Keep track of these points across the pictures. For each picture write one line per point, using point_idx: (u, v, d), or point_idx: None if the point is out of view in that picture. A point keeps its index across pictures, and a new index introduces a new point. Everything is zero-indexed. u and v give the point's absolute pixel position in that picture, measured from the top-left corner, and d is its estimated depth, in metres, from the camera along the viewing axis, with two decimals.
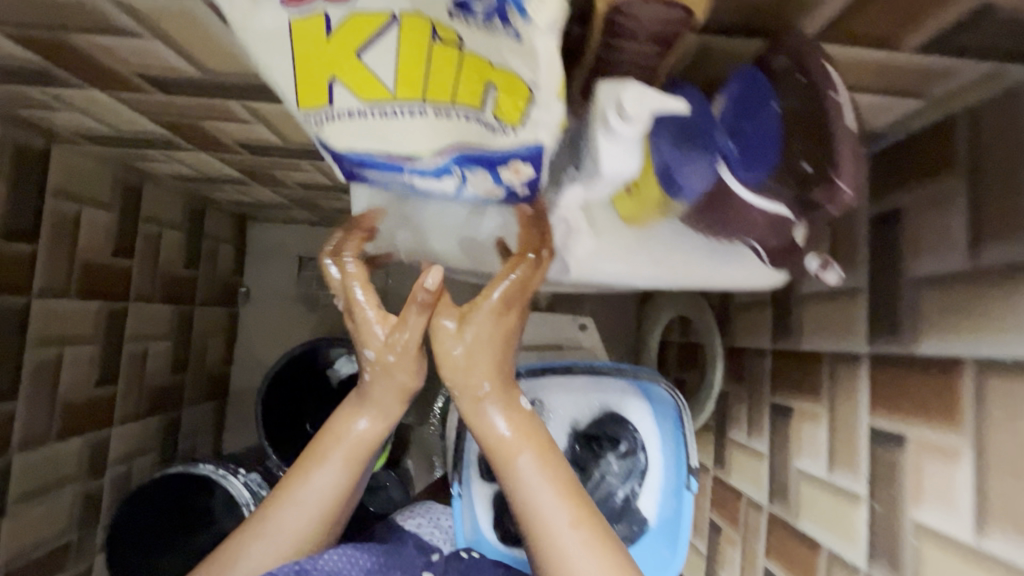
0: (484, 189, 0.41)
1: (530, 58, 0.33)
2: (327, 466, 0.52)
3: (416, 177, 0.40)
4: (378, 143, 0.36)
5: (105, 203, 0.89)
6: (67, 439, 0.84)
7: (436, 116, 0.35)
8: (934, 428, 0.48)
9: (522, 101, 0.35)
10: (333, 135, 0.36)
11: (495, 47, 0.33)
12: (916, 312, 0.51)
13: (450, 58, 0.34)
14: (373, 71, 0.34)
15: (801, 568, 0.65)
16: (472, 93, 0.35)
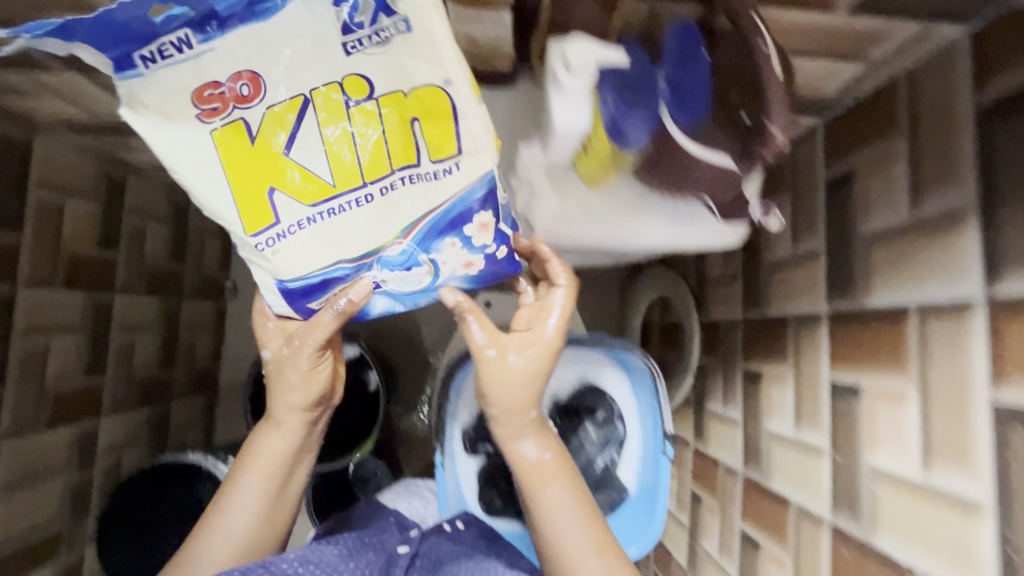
0: (464, 263, 0.51)
1: (424, 57, 0.43)
2: (246, 487, 0.64)
3: (384, 271, 0.50)
4: (347, 248, 0.48)
5: (88, 195, 0.90)
6: (55, 427, 0.85)
7: (381, 187, 0.46)
8: (883, 375, 0.50)
9: (437, 103, 0.44)
10: (299, 250, 0.47)
11: (385, 74, 0.44)
12: (867, 268, 0.53)
13: (365, 109, 0.45)
14: (313, 172, 0.46)
15: (773, 526, 0.68)
16: (406, 147, 0.46)
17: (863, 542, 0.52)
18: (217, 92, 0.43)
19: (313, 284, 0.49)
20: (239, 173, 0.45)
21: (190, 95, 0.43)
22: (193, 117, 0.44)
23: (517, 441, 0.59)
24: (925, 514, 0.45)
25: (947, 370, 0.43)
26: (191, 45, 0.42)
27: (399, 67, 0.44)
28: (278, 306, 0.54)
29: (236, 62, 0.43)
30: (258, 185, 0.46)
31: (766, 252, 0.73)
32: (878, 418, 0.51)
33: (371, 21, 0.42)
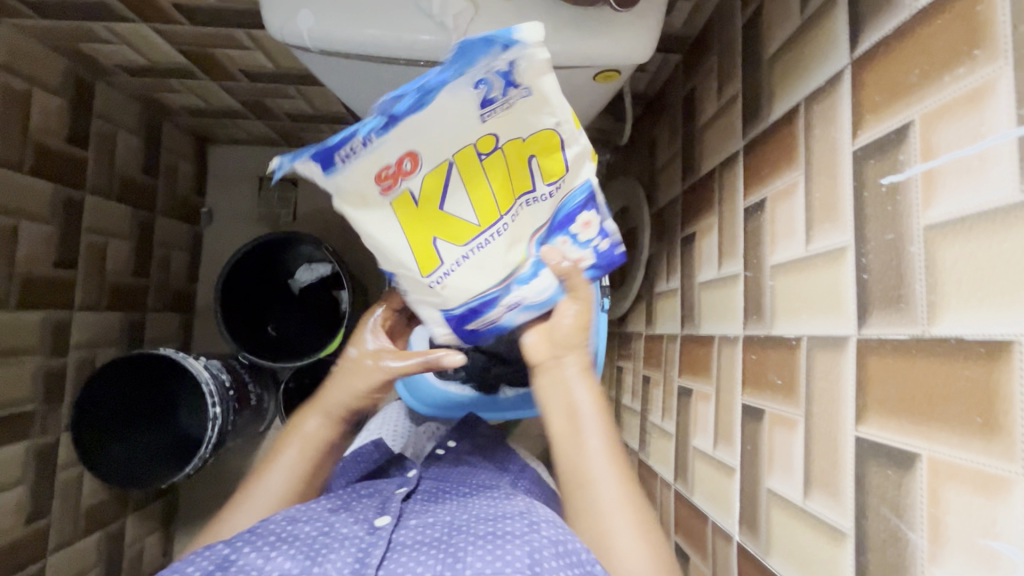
0: (577, 258, 0.56)
1: (536, 103, 0.47)
2: (282, 463, 0.60)
3: (522, 288, 0.57)
4: (488, 279, 0.56)
5: (56, 90, 0.93)
6: (25, 309, 0.89)
7: (515, 215, 0.53)
8: (782, 177, 0.54)
9: (549, 145, 0.49)
10: (462, 282, 0.56)
11: (500, 126, 0.49)
12: (772, 86, 0.57)
13: (498, 163, 0.51)
14: (463, 219, 0.53)
15: (703, 368, 0.71)
16: (521, 181, 0.52)
17: (764, 339, 0.56)
18: (391, 169, 0.50)
19: (468, 309, 0.58)
20: (416, 235, 0.53)
21: (369, 186, 0.51)
22: (377, 196, 0.52)
23: (571, 381, 0.58)
24: (808, 284, 0.48)
25: (826, 144, 0.47)
26: (363, 149, 0.49)
27: (516, 113, 0.48)
28: (444, 334, 0.62)
29: (402, 153, 0.49)
30: (423, 233, 0.53)
31: (701, 117, 0.76)
32: (778, 218, 0.54)
33: (501, 94, 0.47)
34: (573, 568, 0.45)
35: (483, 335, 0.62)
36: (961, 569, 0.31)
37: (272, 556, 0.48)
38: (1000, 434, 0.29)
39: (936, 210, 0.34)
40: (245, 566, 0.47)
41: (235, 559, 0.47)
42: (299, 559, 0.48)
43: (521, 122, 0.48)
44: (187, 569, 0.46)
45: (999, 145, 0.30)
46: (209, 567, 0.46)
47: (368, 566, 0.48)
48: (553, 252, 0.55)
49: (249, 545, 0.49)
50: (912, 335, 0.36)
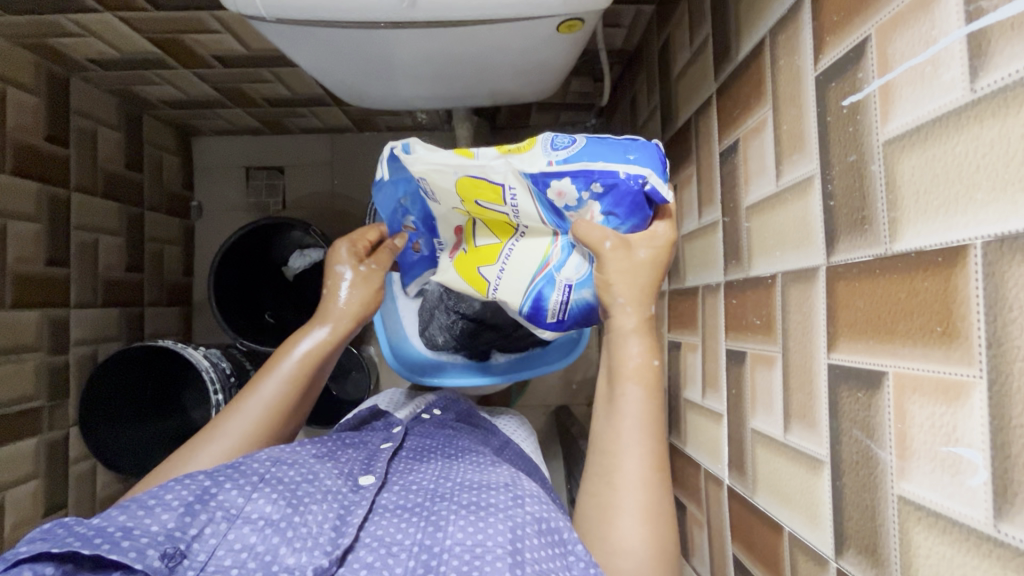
0: (589, 213, 0.58)
1: (433, 173, 0.61)
2: (278, 374, 0.63)
3: (564, 271, 0.62)
4: (521, 281, 0.63)
5: (30, 89, 0.93)
6: (21, 309, 0.90)
7: (519, 228, 0.64)
8: (752, 115, 0.53)
9: (477, 184, 0.60)
10: (509, 289, 0.64)
11: (451, 187, 0.62)
12: (739, 23, 0.55)
13: (470, 203, 0.63)
14: (490, 250, 0.66)
15: (689, 320, 0.71)
16: (492, 211, 0.63)
17: (743, 282, 0.55)
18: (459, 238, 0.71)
19: (531, 308, 0.64)
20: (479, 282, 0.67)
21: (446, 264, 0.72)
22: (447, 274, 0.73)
23: (627, 337, 0.58)
24: (780, 219, 0.48)
25: (790, 74, 0.46)
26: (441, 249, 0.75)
27: (437, 178, 0.62)
28: (546, 334, 0.69)
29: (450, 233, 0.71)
30: (474, 271, 0.67)
31: (676, 66, 0.75)
32: (750, 157, 0.53)
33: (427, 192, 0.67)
34: (553, 546, 0.47)
35: (571, 324, 0.66)
36: (925, 481, 0.31)
37: (253, 497, 0.49)
38: (958, 340, 0.29)
39: (894, 123, 0.34)
40: (225, 503, 0.48)
41: (215, 493, 0.49)
42: (280, 504, 0.49)
43: (450, 180, 0.61)
44: (168, 497, 0.47)
45: (951, 46, 0.29)
46: (189, 498, 0.48)
47: (348, 526, 0.49)
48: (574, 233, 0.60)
49: (231, 482, 0.50)
50: (876, 255, 0.35)
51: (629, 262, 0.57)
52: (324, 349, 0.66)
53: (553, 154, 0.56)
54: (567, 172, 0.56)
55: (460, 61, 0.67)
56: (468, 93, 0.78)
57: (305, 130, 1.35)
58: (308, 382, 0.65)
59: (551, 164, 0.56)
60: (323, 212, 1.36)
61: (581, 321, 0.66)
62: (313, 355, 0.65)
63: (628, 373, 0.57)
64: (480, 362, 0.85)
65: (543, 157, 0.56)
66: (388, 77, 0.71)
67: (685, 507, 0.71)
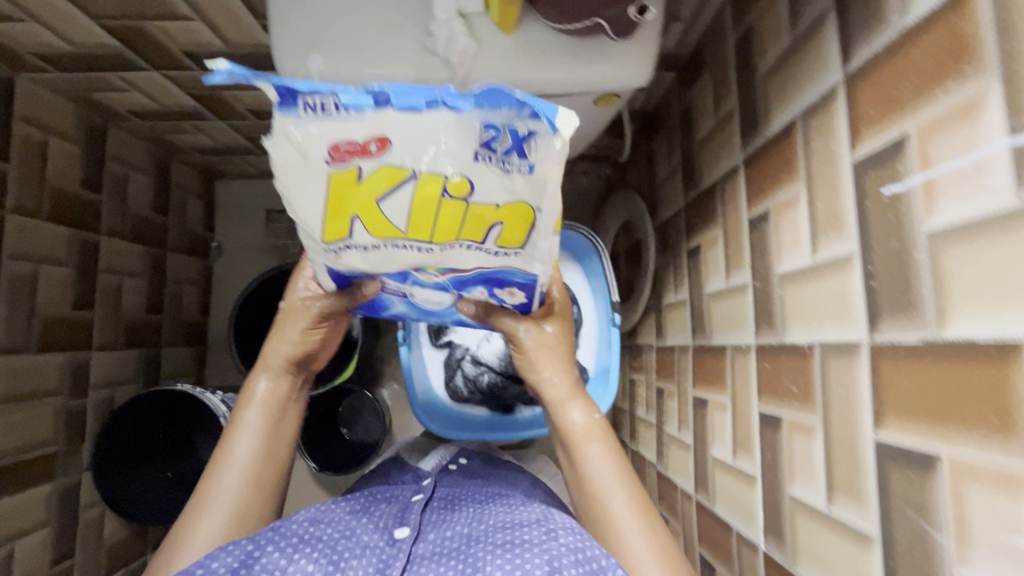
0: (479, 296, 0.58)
1: (530, 189, 0.43)
2: (244, 434, 0.65)
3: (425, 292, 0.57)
4: (410, 254, 0.47)
5: (70, 138, 0.96)
6: (45, 353, 0.90)
7: (439, 252, 0.47)
8: (784, 189, 0.55)
9: (513, 220, 0.44)
10: (379, 256, 0.47)
11: (437, 152, 0.40)
12: (768, 101, 0.58)
13: (430, 193, 0.42)
14: (403, 221, 0.43)
15: (717, 377, 0.72)
16: (472, 233, 0.45)
17: (777, 347, 0.57)
18: (352, 146, 0.39)
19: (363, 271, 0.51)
20: (342, 201, 0.42)
21: (304, 140, 0.39)
22: (320, 157, 0.39)
23: (568, 405, 0.66)
24: (817, 292, 0.49)
25: (824, 156, 0.48)
26: (309, 111, 0.38)
27: (498, 196, 0.42)
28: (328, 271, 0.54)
29: (357, 133, 0.39)
30: (348, 210, 0.43)
31: (699, 131, 0.78)
32: (783, 228, 0.55)
33: (502, 151, 0.40)
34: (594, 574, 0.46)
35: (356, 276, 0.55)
36: (991, 569, 0.32)
37: (294, 559, 0.49)
38: (1018, 433, 0.30)
39: (939, 216, 0.36)
40: (269, 566, 0.48)
41: (259, 557, 0.49)
42: (321, 563, 0.50)
43: (458, 169, 0.41)
44: (214, 565, 0.47)
45: (995, 154, 0.32)
46: (234, 564, 0.48)
47: None
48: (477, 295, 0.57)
49: (272, 545, 0.50)
50: (922, 339, 0.37)
51: (543, 338, 0.66)
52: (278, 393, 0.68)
53: (519, 159, 0.41)
54: (510, 144, 0.40)
55: None
56: None
57: None
58: (276, 425, 0.67)
59: (503, 157, 0.41)
60: None
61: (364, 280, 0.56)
62: (272, 396, 0.67)
63: (583, 437, 0.63)
64: (503, 415, 0.84)
65: (480, 110, 0.39)
66: None
67: (715, 568, 0.70)
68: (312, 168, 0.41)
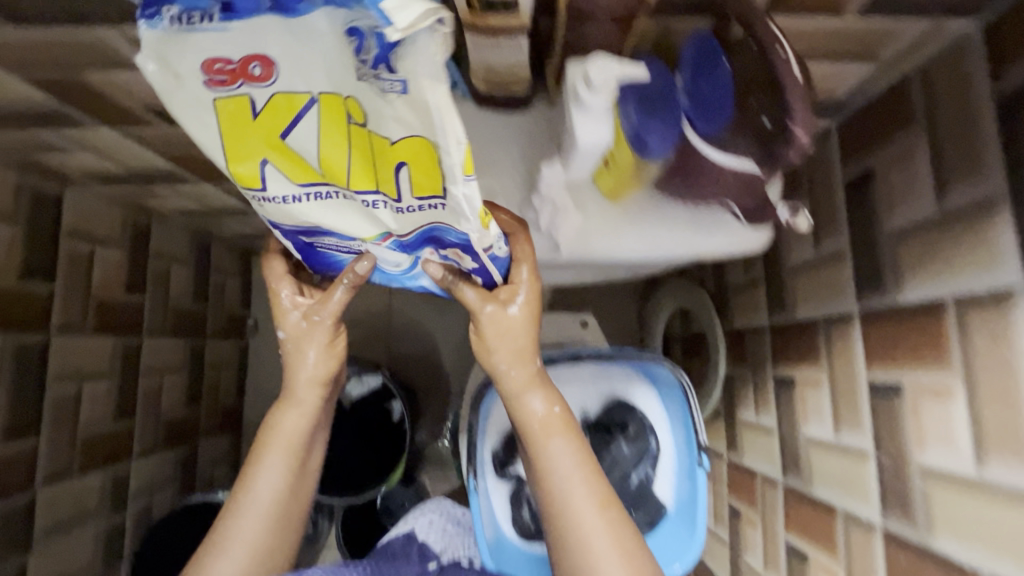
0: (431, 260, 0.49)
1: (413, 109, 0.35)
2: (268, 465, 0.61)
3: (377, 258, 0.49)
4: (340, 211, 0.43)
5: (116, 242, 0.92)
6: (87, 475, 0.86)
7: (363, 203, 0.42)
8: (927, 372, 0.49)
9: (427, 151, 0.37)
10: (298, 210, 0.43)
11: (322, 62, 0.35)
12: (898, 263, 0.52)
13: (336, 117, 0.38)
14: (303, 157, 0.39)
15: (822, 536, 0.65)
16: (385, 176, 0.40)
17: (920, 546, 0.50)
18: (229, 69, 0.35)
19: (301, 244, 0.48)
20: (246, 136, 0.38)
21: (185, 70, 0.35)
22: (195, 82, 0.36)
23: (525, 395, 0.54)
24: (986, 513, 0.43)
25: (995, 362, 0.42)
26: (177, 24, 0.33)
27: (412, 114, 0.35)
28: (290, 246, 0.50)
29: (230, 50, 0.34)
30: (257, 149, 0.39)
31: (790, 254, 0.72)
32: (925, 415, 0.49)
33: (372, 62, 0.35)
34: None
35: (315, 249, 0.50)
36: None
37: None
38: None
39: None
40: None
41: None
42: None
43: (349, 91, 0.36)
44: None
45: None
46: None
47: None
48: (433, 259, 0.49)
49: None
50: None
51: (505, 322, 0.52)
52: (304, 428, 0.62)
53: (395, 73, 0.34)
54: (380, 54, 0.34)
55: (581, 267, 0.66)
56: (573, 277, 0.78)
57: None
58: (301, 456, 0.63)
59: (376, 73, 0.35)
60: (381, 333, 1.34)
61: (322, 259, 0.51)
62: (299, 432, 0.62)
63: (537, 432, 0.54)
64: None
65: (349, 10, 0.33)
66: None
67: None
68: (188, 93, 0.36)
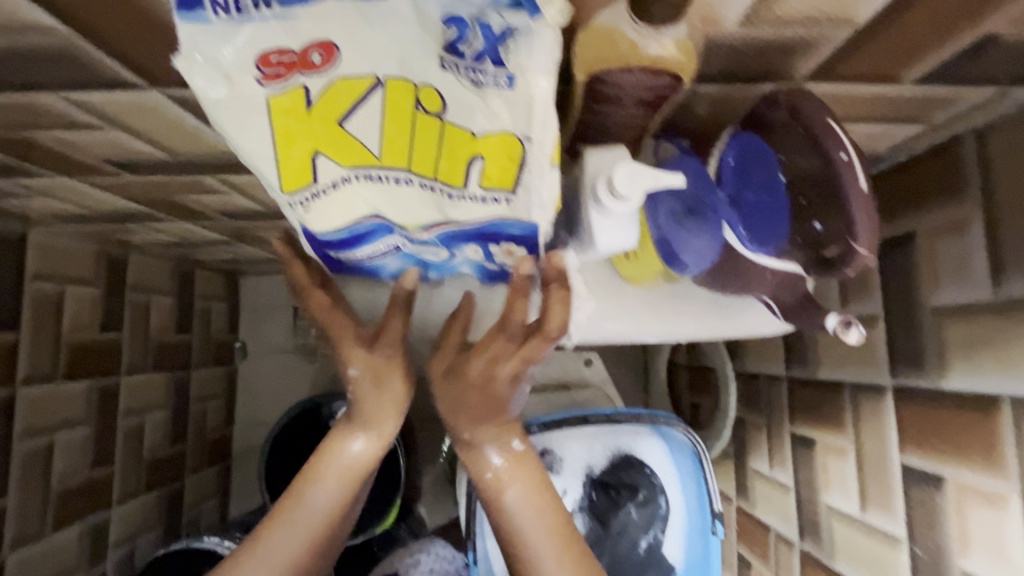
0: (472, 252, 0.39)
1: (509, 106, 0.31)
2: (317, 492, 0.47)
3: (408, 250, 0.39)
4: (389, 205, 0.34)
5: (88, 280, 0.86)
6: (61, 530, 0.81)
7: (426, 193, 0.34)
8: (973, 472, 0.44)
9: (508, 149, 0.33)
10: (339, 208, 0.33)
11: (395, 45, 0.29)
12: (941, 346, 0.48)
13: (403, 103, 0.31)
14: (367, 147, 0.31)
15: None
16: (452, 167, 0.33)
17: None
18: (297, 56, 0.29)
19: (325, 253, 0.37)
20: (299, 123, 0.30)
21: (230, 60, 0.28)
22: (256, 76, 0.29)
23: (484, 450, 0.47)
24: None
25: None
26: (224, 15, 0.27)
27: (495, 110, 0.32)
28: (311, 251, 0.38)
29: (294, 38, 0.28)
30: (301, 145, 0.31)
31: None
32: (971, 520, 0.45)
33: (473, 53, 0.31)
34: None
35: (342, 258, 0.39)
36: None
37: None
38: None
39: None
40: None
41: None
42: None
43: (424, 77, 0.30)
44: None
45: None
46: None
47: None
48: (476, 251, 0.38)
49: None
50: None
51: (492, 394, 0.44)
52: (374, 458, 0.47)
53: (497, 66, 0.31)
54: (484, 47, 0.31)
55: None
56: None
57: None
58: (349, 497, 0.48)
59: (474, 66, 0.31)
60: None
61: (340, 263, 0.40)
62: (366, 460, 0.47)
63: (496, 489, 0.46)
64: None
65: None
66: None
67: None
68: (241, 94, 0.29)
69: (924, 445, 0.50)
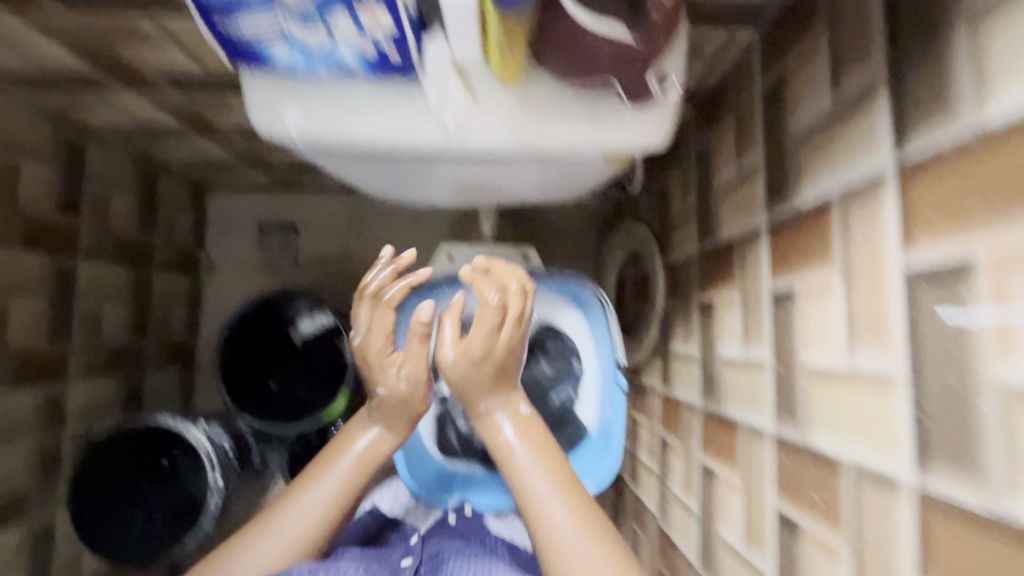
0: (347, 26, 0.41)
1: None
2: (322, 489, 0.61)
3: (293, 35, 0.42)
4: None
5: (46, 158, 0.89)
6: (17, 389, 0.85)
7: None
8: (815, 272, 0.49)
9: None
10: None
11: None
12: (799, 168, 0.52)
13: None
14: None
15: (728, 452, 0.66)
16: None
17: (801, 445, 0.51)
18: None
19: (221, 35, 0.42)
20: None
21: None
22: None
23: (491, 415, 0.60)
24: (851, 400, 0.44)
25: (867, 250, 0.42)
26: None
27: None
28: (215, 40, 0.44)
29: None
30: None
31: (717, 178, 0.72)
32: (812, 316, 0.49)
33: None
34: None
35: (238, 43, 0.43)
36: None
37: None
38: None
39: (1009, 366, 0.31)
40: None
41: None
42: None
43: None
44: None
45: None
46: None
47: None
48: (350, 25, 0.41)
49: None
50: (982, 501, 0.32)
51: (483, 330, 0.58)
52: (381, 447, 0.63)
53: None
54: None
55: (492, 177, 0.64)
56: (499, 197, 0.75)
57: (322, 189, 1.32)
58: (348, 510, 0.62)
59: None
60: (335, 274, 1.33)
61: (243, 50, 0.44)
62: (359, 476, 0.62)
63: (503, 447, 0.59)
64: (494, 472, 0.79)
65: None
66: (421, 186, 0.69)
67: None
68: None
69: (785, 267, 0.54)
